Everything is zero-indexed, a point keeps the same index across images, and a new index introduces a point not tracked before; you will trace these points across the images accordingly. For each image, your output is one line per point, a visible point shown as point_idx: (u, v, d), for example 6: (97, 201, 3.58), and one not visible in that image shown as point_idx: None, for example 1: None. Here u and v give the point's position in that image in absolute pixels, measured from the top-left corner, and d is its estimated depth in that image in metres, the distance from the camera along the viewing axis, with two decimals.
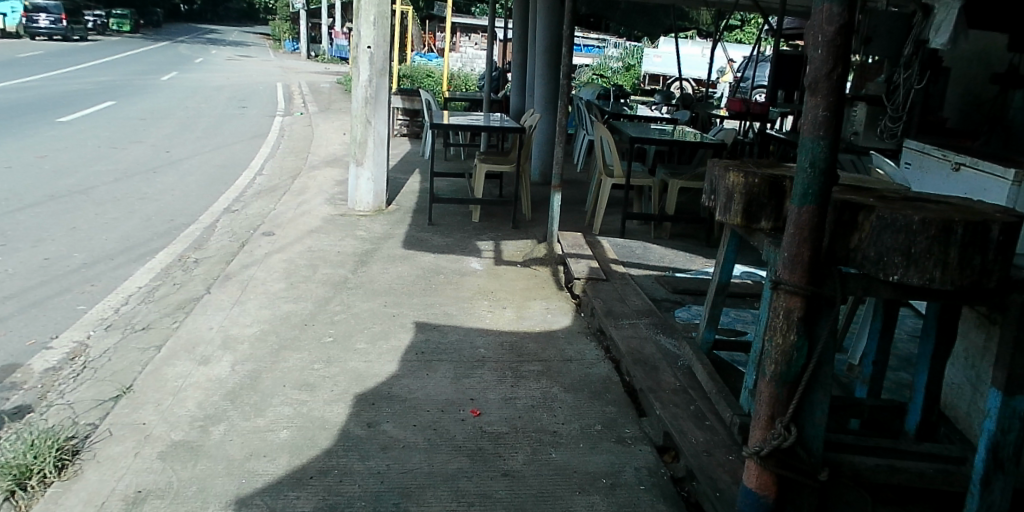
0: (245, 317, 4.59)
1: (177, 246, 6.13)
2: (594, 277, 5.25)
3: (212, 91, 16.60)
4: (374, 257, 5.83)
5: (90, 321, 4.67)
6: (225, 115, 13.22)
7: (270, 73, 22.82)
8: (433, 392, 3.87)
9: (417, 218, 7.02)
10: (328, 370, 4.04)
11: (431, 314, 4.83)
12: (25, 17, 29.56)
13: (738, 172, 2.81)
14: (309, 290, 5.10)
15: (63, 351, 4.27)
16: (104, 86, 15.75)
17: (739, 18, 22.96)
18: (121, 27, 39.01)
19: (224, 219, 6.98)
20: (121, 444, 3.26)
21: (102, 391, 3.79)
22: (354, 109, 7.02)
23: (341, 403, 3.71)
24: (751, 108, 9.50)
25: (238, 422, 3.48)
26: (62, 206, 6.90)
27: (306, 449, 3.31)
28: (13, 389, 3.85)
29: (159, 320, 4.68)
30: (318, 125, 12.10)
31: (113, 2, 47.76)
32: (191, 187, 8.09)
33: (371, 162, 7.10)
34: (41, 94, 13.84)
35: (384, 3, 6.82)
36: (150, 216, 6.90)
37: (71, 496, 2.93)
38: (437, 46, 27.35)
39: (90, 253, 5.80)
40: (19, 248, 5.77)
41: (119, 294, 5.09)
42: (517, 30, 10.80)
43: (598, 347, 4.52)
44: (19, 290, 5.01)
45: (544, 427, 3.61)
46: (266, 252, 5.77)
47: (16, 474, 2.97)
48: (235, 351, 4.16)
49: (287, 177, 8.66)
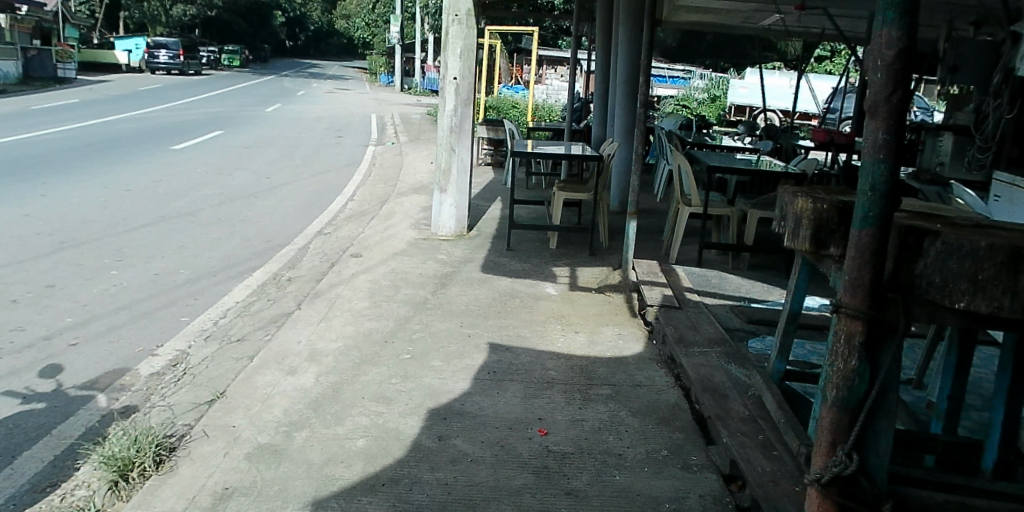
0: (331, 333, 4.85)
1: (272, 265, 6.49)
2: (667, 305, 5.26)
3: (310, 122, 17.42)
4: (454, 280, 6.03)
5: (191, 332, 5.01)
6: (322, 144, 13.91)
7: (365, 105, 23.84)
8: (502, 410, 4.01)
9: (496, 244, 7.21)
10: (405, 385, 4.23)
11: (504, 336, 4.98)
12: (147, 53, 31.90)
13: (806, 198, 2.85)
14: (390, 309, 5.32)
15: (167, 358, 4.60)
16: (213, 117, 16.78)
17: (828, 50, 22.56)
18: (231, 62, 41.61)
19: (316, 241, 7.34)
20: (212, 444, 3.51)
21: (199, 395, 4.07)
22: (439, 137, 7.31)
23: (414, 416, 3.88)
24: (835, 140, 9.17)
25: (319, 428, 3.70)
26: (171, 227, 7.42)
27: (379, 457, 3.49)
28: (120, 390, 4.17)
29: (252, 332, 4.97)
30: (407, 154, 12.55)
31: (226, 39, 51.14)
32: (288, 211, 8.54)
33: (454, 188, 7.34)
34: (159, 123, 14.89)
35: (469, 37, 7.16)
36: (249, 237, 7.35)
37: (167, 487, 3.18)
38: (523, 78, 27.92)
39: (194, 269, 6.23)
40: (133, 263, 6.25)
41: (219, 308, 5.44)
42: (599, 60, 10.91)
43: (668, 375, 4.54)
44: (132, 301, 5.44)
45: (610, 450, 3.68)
46: (353, 273, 6.06)
47: (120, 466, 3.25)
48: (321, 363, 4.40)
49: (376, 203, 9.02)
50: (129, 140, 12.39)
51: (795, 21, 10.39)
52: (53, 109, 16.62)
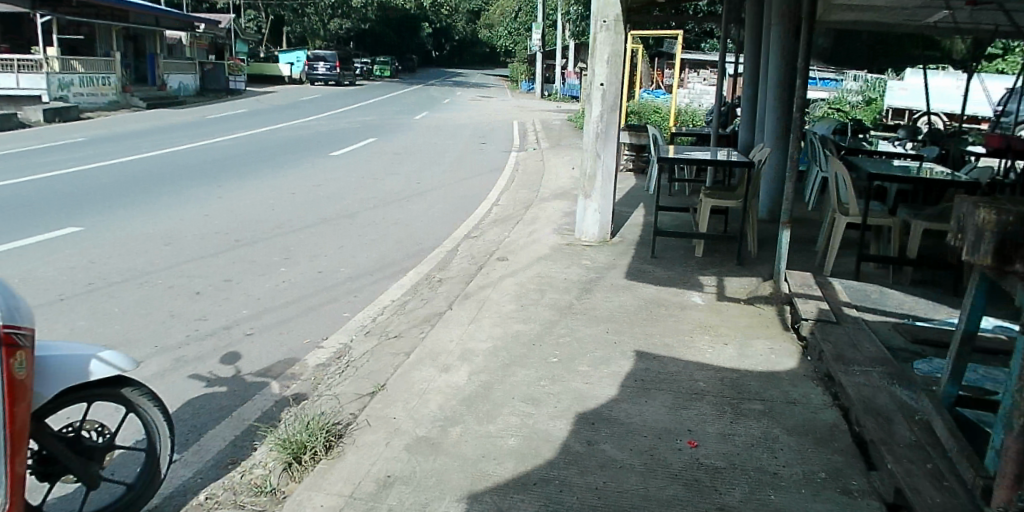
0: (481, 333, 5.00)
1: (424, 266, 6.78)
2: (823, 319, 5.05)
3: (455, 129, 17.98)
4: (599, 286, 6.06)
5: (352, 327, 5.32)
6: (467, 150, 14.33)
7: (507, 112, 24.32)
8: (650, 419, 4.00)
9: (640, 250, 7.17)
10: (553, 388, 4.29)
11: (651, 344, 4.95)
12: (307, 65, 34.06)
13: (990, 208, 2.62)
14: (537, 313, 5.42)
15: (331, 351, 4.90)
16: (366, 125, 17.68)
17: (1002, 47, 20.78)
18: (382, 72, 43.65)
19: (464, 244, 7.58)
20: (374, 433, 3.72)
21: (361, 386, 4.31)
22: (585, 143, 7.37)
23: (563, 419, 3.94)
24: (1013, 146, 8.40)
25: (472, 425, 3.83)
26: (332, 228, 7.90)
27: (530, 457, 3.57)
28: (291, 378, 4.49)
29: (408, 329, 5.21)
30: (549, 160, 12.70)
31: (377, 50, 53.71)
32: (437, 214, 8.87)
33: (599, 194, 7.37)
34: (318, 131, 15.88)
35: (618, 43, 7.16)
36: (402, 239, 7.70)
37: (336, 470, 3.40)
38: (665, 83, 27.54)
39: (354, 269, 6.61)
40: (299, 261, 6.71)
41: (376, 305, 5.74)
42: (748, 64, 10.62)
43: (825, 394, 4.36)
44: (299, 297, 5.84)
45: (764, 467, 3.58)
46: (500, 276, 6.22)
47: (294, 449, 3.49)
48: (472, 362, 4.56)
49: (520, 208, 9.20)
50: (293, 147, 13.29)
51: (967, 18, 9.67)
52: (227, 118, 18.09)
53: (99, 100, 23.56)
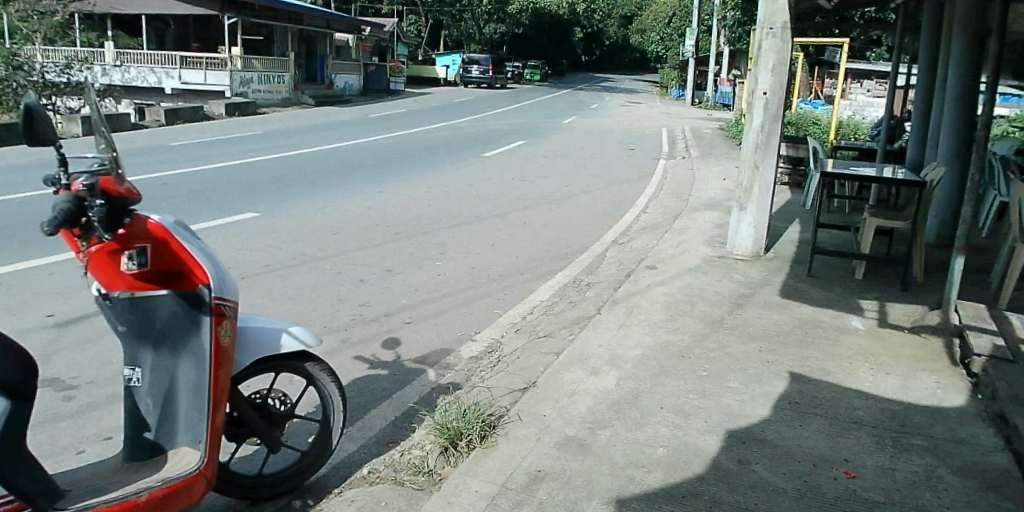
0: (630, 341, 5.01)
1: (572, 269, 6.85)
2: (1000, 356, 4.68)
3: (604, 134, 17.99)
4: (751, 302, 5.90)
5: (503, 324, 5.47)
6: (616, 156, 14.32)
7: (656, 119, 24.06)
8: (804, 443, 3.86)
9: (795, 268, 6.91)
10: (703, 402, 4.24)
11: (806, 367, 4.78)
12: (461, 68, 35.19)
13: None
14: (687, 324, 5.36)
15: (483, 345, 5.07)
16: (517, 127, 18.05)
17: None
18: (532, 76, 44.35)
19: (612, 250, 7.60)
20: (526, 429, 3.82)
21: (513, 381, 4.43)
22: (743, 153, 7.20)
23: (713, 434, 3.89)
24: None
25: (621, 431, 3.86)
26: (484, 226, 8.14)
27: (678, 469, 3.55)
28: (446, 368, 4.69)
29: (558, 330, 5.30)
30: (700, 170, 12.47)
31: (529, 55, 54.65)
32: (585, 219, 8.94)
33: (754, 207, 7.17)
34: (471, 132, 16.39)
35: (784, 51, 6.94)
36: (551, 241, 7.82)
37: (489, 460, 3.52)
38: (824, 93, 26.29)
39: (505, 267, 6.79)
40: (454, 256, 6.97)
41: (527, 304, 5.88)
42: (923, 77, 9.97)
43: (1000, 436, 4.04)
44: (454, 290, 6.07)
45: (929, 507, 3.38)
46: (649, 284, 6.20)
47: (452, 435, 3.65)
48: (621, 368, 4.58)
49: (669, 217, 9.11)
50: (448, 146, 13.80)
51: None
52: (387, 117, 19.02)
53: (275, 97, 25.40)
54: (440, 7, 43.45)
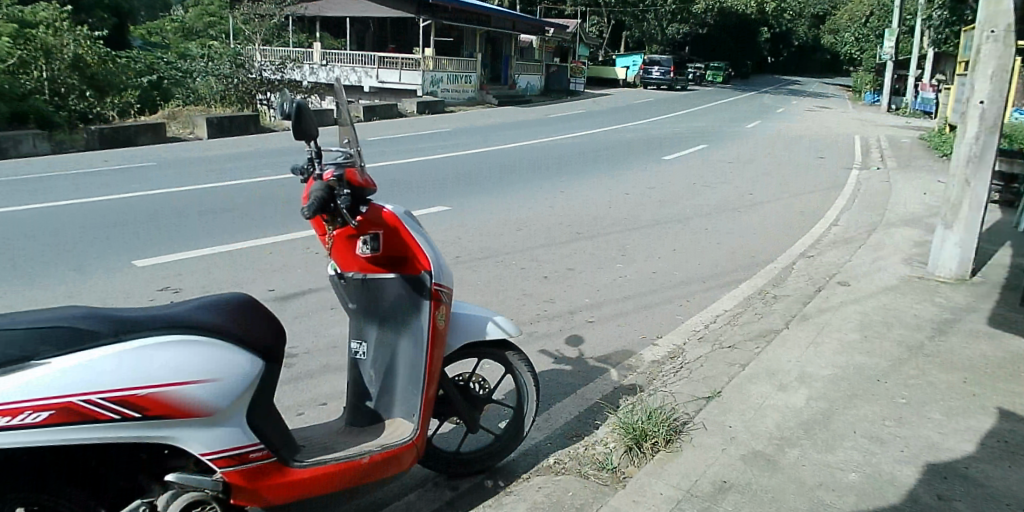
0: (820, 359, 4.81)
1: (757, 280, 6.67)
2: None
3: (791, 140, 17.23)
4: (956, 329, 5.48)
5: (685, 330, 5.44)
6: (805, 164, 13.69)
7: (849, 125, 22.70)
8: (1017, 486, 3.55)
9: (1010, 295, 6.31)
10: (900, 430, 4.01)
11: (1020, 404, 4.37)
12: (642, 69, 35.00)
13: None
14: (883, 346, 5.07)
15: (666, 350, 5.07)
16: (698, 131, 17.70)
17: None
18: (714, 77, 43.20)
19: (800, 262, 7.31)
20: (711, 437, 3.80)
21: (697, 389, 4.41)
22: (952, 167, 6.69)
23: (911, 465, 3.67)
24: None
25: (811, 451, 3.74)
26: (666, 231, 8.10)
27: (873, 497, 3.39)
28: (629, 369, 4.74)
29: (743, 341, 5.19)
30: (898, 182, 11.65)
31: (712, 56, 53.28)
32: (770, 228, 8.65)
33: (963, 226, 6.62)
34: (652, 134, 16.28)
35: (1006, 56, 6.47)
36: (735, 249, 7.64)
37: (673, 464, 3.54)
38: None
39: (686, 273, 6.72)
40: (635, 259, 7.00)
41: (709, 313, 5.80)
42: None
43: None
44: (636, 293, 6.11)
45: None
46: (841, 301, 5.91)
47: (637, 435, 3.70)
48: (811, 387, 4.42)
49: (863, 230, 8.60)
50: (629, 148, 13.82)
51: None
52: (568, 117, 19.31)
53: (461, 96, 26.45)
54: (623, 8, 43.34)
